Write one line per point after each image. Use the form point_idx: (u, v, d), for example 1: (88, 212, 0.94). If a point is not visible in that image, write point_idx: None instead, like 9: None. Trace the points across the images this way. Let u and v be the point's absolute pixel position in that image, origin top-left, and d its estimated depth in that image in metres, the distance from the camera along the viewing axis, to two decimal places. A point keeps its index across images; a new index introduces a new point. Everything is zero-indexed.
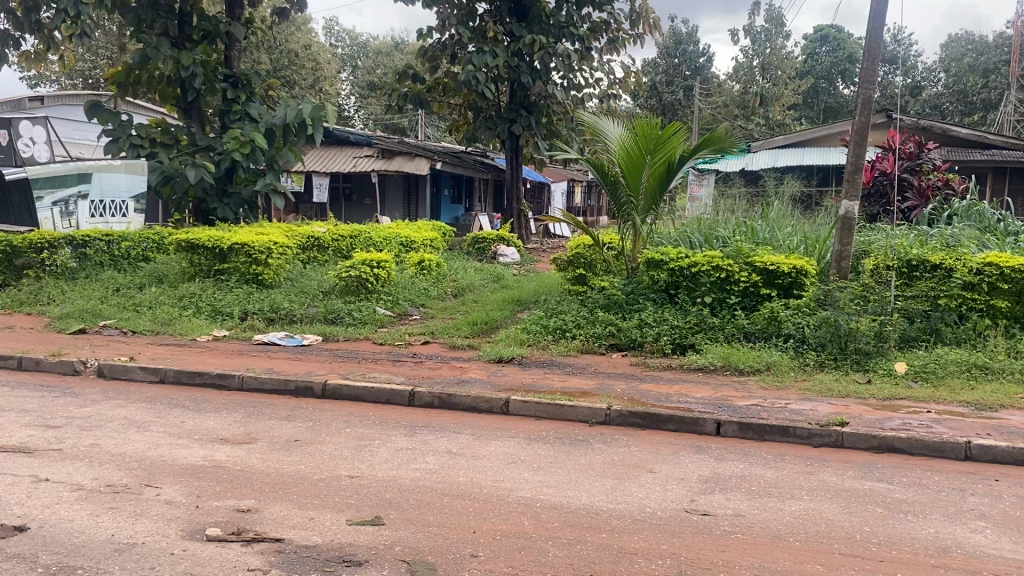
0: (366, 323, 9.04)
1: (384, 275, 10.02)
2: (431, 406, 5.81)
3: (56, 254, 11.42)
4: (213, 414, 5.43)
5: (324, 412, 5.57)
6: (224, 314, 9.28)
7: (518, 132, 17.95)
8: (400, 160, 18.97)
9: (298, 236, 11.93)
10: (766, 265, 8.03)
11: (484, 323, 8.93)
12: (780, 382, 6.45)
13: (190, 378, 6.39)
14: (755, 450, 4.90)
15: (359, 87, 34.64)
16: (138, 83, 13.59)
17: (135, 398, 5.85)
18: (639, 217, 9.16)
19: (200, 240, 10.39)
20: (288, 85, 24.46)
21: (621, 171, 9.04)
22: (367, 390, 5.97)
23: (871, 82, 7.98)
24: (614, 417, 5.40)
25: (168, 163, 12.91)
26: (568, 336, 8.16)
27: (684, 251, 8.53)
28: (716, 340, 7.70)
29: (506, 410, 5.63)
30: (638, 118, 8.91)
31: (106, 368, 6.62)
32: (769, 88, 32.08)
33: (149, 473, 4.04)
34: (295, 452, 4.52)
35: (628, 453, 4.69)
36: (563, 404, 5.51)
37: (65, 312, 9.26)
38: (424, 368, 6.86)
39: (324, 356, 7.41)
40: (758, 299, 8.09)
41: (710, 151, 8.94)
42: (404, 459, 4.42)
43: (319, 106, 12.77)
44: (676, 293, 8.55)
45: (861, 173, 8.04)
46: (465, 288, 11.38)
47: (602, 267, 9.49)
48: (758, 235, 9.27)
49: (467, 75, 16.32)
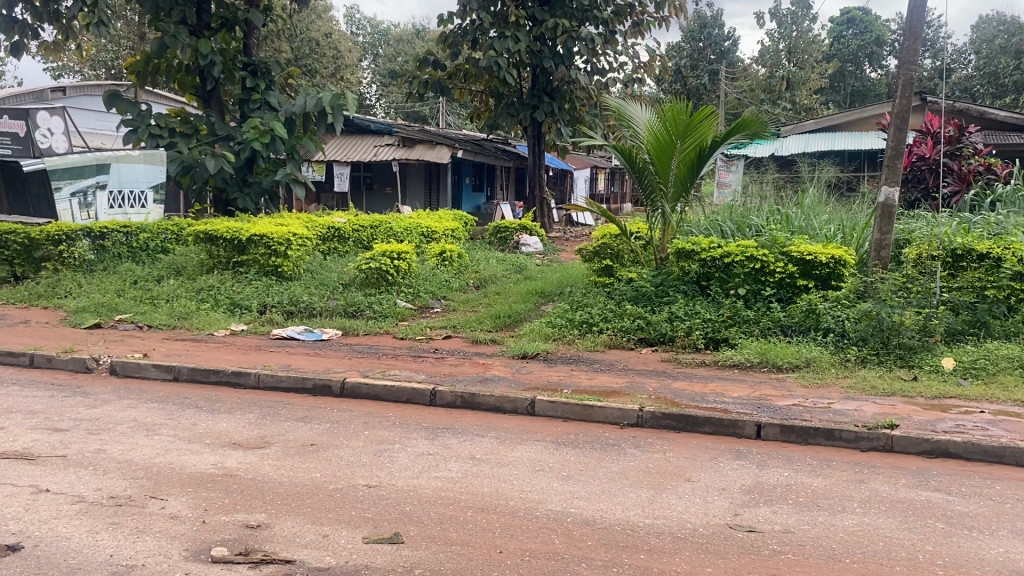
0: (387, 317, 8.81)
1: (405, 267, 9.78)
2: (454, 406, 5.54)
3: (74, 246, 11.28)
4: (226, 415, 5.20)
5: (342, 412, 5.32)
6: (242, 307, 9.07)
7: (540, 119, 17.62)
8: (421, 148, 18.65)
9: (318, 227, 11.73)
10: (802, 255, 7.71)
11: (507, 316, 8.65)
12: (820, 379, 6.12)
13: (205, 376, 6.18)
14: (800, 455, 4.59)
15: (380, 76, 34.42)
16: (157, 73, 13.42)
17: (148, 398, 5.64)
18: (668, 205, 8.83)
19: (219, 231, 10.21)
20: (309, 73, 24.27)
21: (649, 157, 8.71)
22: (386, 389, 5.72)
23: (913, 62, 7.60)
24: (647, 418, 5.12)
25: (188, 152, 12.74)
26: (595, 330, 7.86)
27: (715, 241, 8.23)
28: (752, 335, 7.37)
29: (533, 411, 5.35)
30: (666, 102, 8.57)
31: (119, 366, 6.43)
32: (797, 72, 31.43)
33: (155, 483, 3.81)
34: (310, 458, 4.27)
35: (663, 459, 4.41)
36: (592, 404, 5.22)
37: (81, 306, 9.09)
38: (446, 365, 6.60)
39: (343, 351, 7.17)
40: (794, 290, 7.79)
41: (743, 135, 8.58)
42: (425, 466, 4.16)
43: (339, 94, 12.50)
44: (707, 285, 8.24)
45: (903, 158, 7.67)
46: (487, 280, 11.12)
47: (630, 258, 9.19)
48: (792, 223, 8.94)
49: (489, 61, 16.03)
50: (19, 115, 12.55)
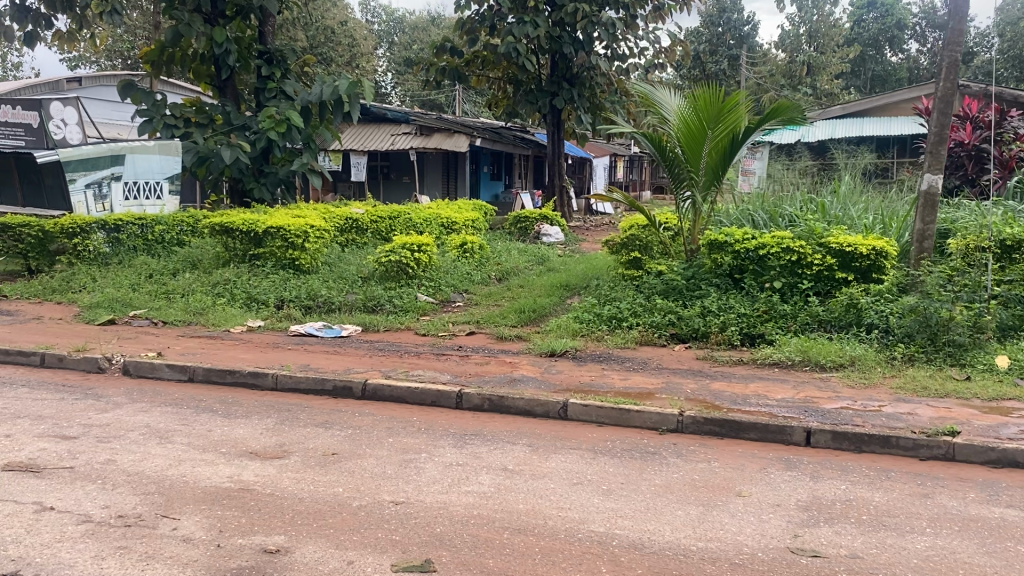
0: (408, 311, 8.52)
1: (425, 259, 9.49)
2: (482, 409, 5.25)
3: (89, 239, 11.08)
4: (244, 421, 4.95)
5: (365, 417, 5.05)
6: (259, 302, 8.84)
7: (559, 106, 17.23)
8: (438, 136, 18.31)
9: (336, 218, 11.50)
10: (841, 246, 7.36)
11: (532, 311, 8.34)
12: (867, 379, 5.79)
13: (221, 377, 5.93)
14: (855, 465, 4.28)
15: (396, 64, 34.06)
16: (172, 62, 13.10)
17: (162, 401, 5.39)
18: (700, 195, 8.48)
19: (235, 223, 9.99)
20: (325, 62, 23.98)
21: (680, 147, 8.36)
22: (410, 391, 5.44)
23: (957, 43, 7.18)
24: (687, 423, 4.81)
25: (203, 143, 12.41)
26: (625, 326, 7.55)
27: (749, 232, 7.90)
28: (790, 331, 7.04)
29: (565, 415, 5.06)
30: (697, 88, 8.21)
31: (132, 366, 6.19)
32: (817, 57, 30.78)
33: (167, 500, 3.56)
34: (333, 470, 4.00)
35: (710, 471, 4.11)
36: (628, 409, 4.93)
37: (94, 302, 8.87)
38: (471, 364, 6.31)
39: (364, 349, 6.91)
40: (833, 283, 7.44)
41: (777, 122, 8.21)
42: (455, 479, 3.88)
43: (356, 83, 12.21)
44: (741, 278, 7.92)
45: (946, 144, 7.28)
46: (509, 272, 10.83)
47: (658, 250, 8.86)
48: (828, 213, 8.58)
49: (507, 48, 15.65)
50: (32, 105, 12.17)
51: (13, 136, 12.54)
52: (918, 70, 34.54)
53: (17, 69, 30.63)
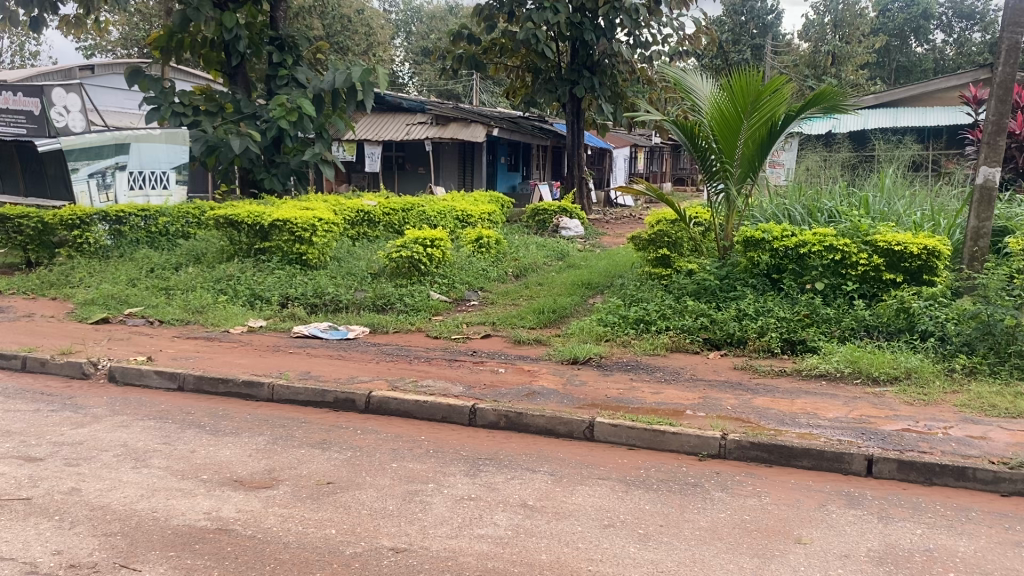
0: (420, 310, 7.99)
1: (438, 255, 8.98)
2: (497, 427, 4.71)
3: (90, 231, 10.59)
4: (232, 440, 4.44)
5: (367, 435, 4.52)
6: (263, 300, 8.34)
7: (580, 95, 16.64)
8: (454, 126, 17.75)
9: (347, 211, 11.01)
10: (889, 245, 6.77)
11: (552, 311, 7.79)
12: (926, 396, 5.18)
13: (213, 387, 5.43)
14: (928, 503, 3.70)
15: (413, 54, 33.47)
16: (181, 49, 12.62)
17: (145, 414, 4.90)
18: (734, 188, 7.89)
19: (240, 216, 9.50)
20: (341, 51, 23.43)
21: (713, 135, 7.76)
22: (417, 405, 4.90)
23: (1019, 23, 6.47)
24: (732, 448, 4.25)
25: (213, 132, 11.91)
26: (653, 329, 6.99)
27: (788, 229, 7.35)
28: (834, 337, 6.46)
29: (592, 436, 4.51)
30: (731, 72, 7.58)
31: (118, 372, 5.70)
32: (842, 48, 29.44)
33: (131, 544, 3.05)
34: (324, 505, 3.47)
35: (762, 511, 3.55)
36: (664, 430, 4.37)
37: (89, 299, 8.40)
38: (486, 372, 5.78)
39: (370, 353, 6.40)
40: (880, 286, 6.86)
41: (818, 110, 7.58)
42: (465, 518, 3.34)
43: (370, 70, 11.67)
44: (779, 279, 7.36)
45: (1005, 135, 6.62)
46: (527, 269, 10.26)
47: (688, 247, 8.28)
48: (872, 208, 7.98)
49: (526, 34, 15.08)
50: (33, 92, 11.77)
51: (14, 123, 12.15)
52: (943, 61, 33.66)
53: (34, 56, 30.31)
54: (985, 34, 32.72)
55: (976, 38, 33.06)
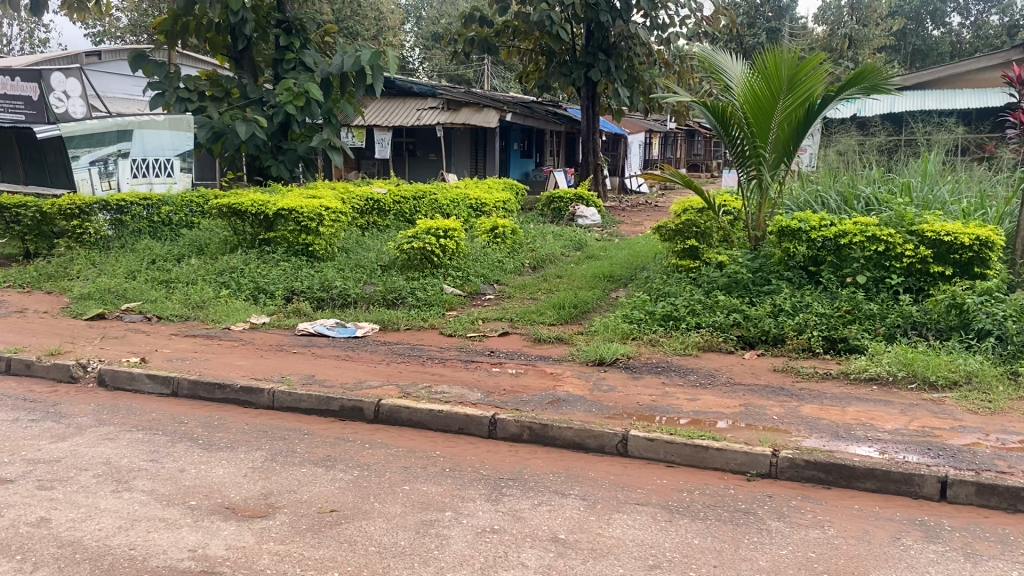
0: (432, 305, 7.53)
1: (452, 246, 8.53)
2: (520, 440, 4.26)
3: (90, 221, 10.19)
4: (226, 456, 4.01)
5: (376, 451, 4.08)
6: (267, 293, 7.91)
7: (595, 79, 16.08)
8: (466, 111, 17.25)
9: (355, 199, 10.56)
10: (938, 235, 6.26)
11: (573, 306, 7.33)
12: (992, 403, 4.68)
13: (209, 393, 5.00)
14: (1018, 535, 3.23)
15: (424, 39, 32.77)
16: (186, 32, 12.13)
17: (133, 425, 4.47)
18: (769, 174, 7.38)
19: (244, 205, 9.06)
20: (351, 36, 22.91)
21: (745, 117, 7.25)
22: (432, 415, 4.45)
23: None
24: (785, 467, 3.79)
25: (219, 118, 11.51)
26: (682, 325, 6.52)
27: (826, 217, 6.85)
28: (878, 336, 5.98)
29: (625, 452, 4.05)
30: (764, 50, 7.08)
31: (108, 376, 5.28)
32: (860, 30, 28.85)
33: None
34: (327, 540, 3.03)
35: (828, 546, 3.08)
36: (707, 446, 3.91)
37: (84, 293, 7.98)
38: (504, 376, 5.33)
39: (380, 354, 5.96)
40: (928, 279, 6.35)
41: (858, 90, 7.05)
42: (489, 558, 2.89)
43: (379, 53, 11.14)
44: (817, 271, 6.87)
45: None
46: (544, 260, 9.80)
47: (717, 237, 7.79)
48: (914, 194, 7.45)
49: (540, 15, 14.63)
50: (31, 77, 11.27)
51: (13, 109, 11.71)
52: (960, 44, 32.94)
53: (43, 43, 29.97)
54: (1004, 17, 31.93)
55: (993, 20, 32.42)
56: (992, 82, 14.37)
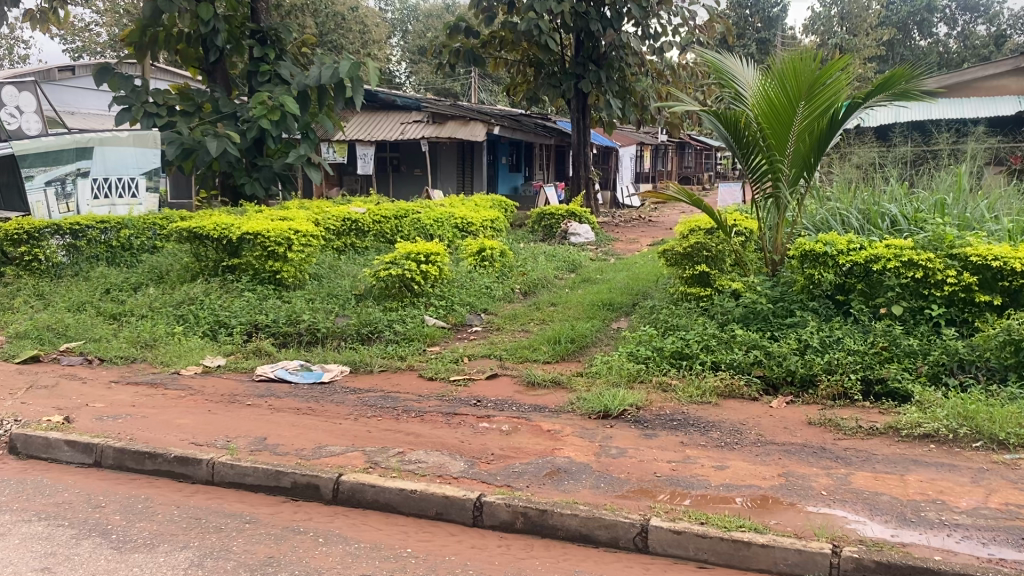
0: (411, 341, 6.73)
1: (434, 273, 7.71)
2: (513, 529, 3.44)
3: (41, 247, 9.26)
4: (140, 559, 3.15)
5: (332, 548, 3.25)
6: (228, 328, 7.07)
7: (586, 89, 15.25)
8: (452, 125, 16.46)
9: (331, 220, 9.73)
10: (984, 258, 5.49)
11: (570, 341, 6.52)
12: None
13: (138, 464, 4.17)
14: None
15: (410, 53, 31.91)
16: (155, 44, 11.20)
17: (35, 513, 3.62)
18: (788, 191, 6.60)
19: (205, 229, 8.20)
20: (334, 50, 22.11)
21: (760, 128, 6.45)
22: (403, 495, 3.63)
23: None
24: (848, 570, 2.98)
25: (188, 133, 10.63)
26: (694, 364, 5.72)
27: (854, 240, 6.08)
28: (921, 377, 5.20)
29: (645, 547, 3.25)
30: (782, 53, 6.28)
31: (20, 443, 4.44)
32: (849, 41, 28.13)
33: None
34: None
35: None
36: (748, 541, 3.11)
37: (20, 330, 7.10)
38: (494, 434, 4.51)
39: (347, 405, 5.12)
40: (972, 309, 5.57)
41: (886, 96, 6.27)
42: None
43: (358, 63, 10.37)
44: (844, 301, 6.10)
45: None
46: (537, 285, 9.01)
47: (729, 261, 7.01)
48: (948, 212, 6.69)
49: (528, 24, 13.86)
50: None
51: None
52: (948, 55, 32.31)
53: (22, 60, 29.12)
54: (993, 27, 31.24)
55: (981, 31, 31.96)
56: (1003, 91, 13.84)
